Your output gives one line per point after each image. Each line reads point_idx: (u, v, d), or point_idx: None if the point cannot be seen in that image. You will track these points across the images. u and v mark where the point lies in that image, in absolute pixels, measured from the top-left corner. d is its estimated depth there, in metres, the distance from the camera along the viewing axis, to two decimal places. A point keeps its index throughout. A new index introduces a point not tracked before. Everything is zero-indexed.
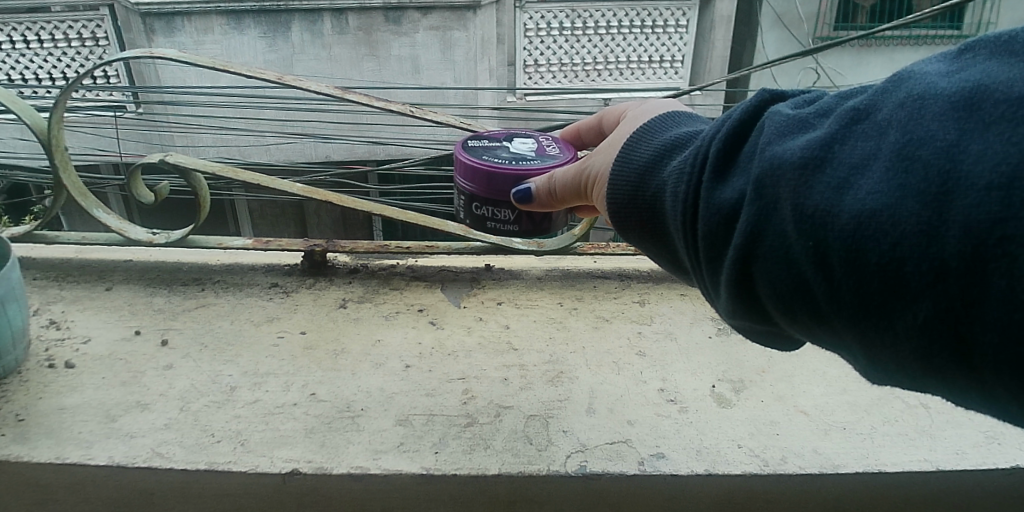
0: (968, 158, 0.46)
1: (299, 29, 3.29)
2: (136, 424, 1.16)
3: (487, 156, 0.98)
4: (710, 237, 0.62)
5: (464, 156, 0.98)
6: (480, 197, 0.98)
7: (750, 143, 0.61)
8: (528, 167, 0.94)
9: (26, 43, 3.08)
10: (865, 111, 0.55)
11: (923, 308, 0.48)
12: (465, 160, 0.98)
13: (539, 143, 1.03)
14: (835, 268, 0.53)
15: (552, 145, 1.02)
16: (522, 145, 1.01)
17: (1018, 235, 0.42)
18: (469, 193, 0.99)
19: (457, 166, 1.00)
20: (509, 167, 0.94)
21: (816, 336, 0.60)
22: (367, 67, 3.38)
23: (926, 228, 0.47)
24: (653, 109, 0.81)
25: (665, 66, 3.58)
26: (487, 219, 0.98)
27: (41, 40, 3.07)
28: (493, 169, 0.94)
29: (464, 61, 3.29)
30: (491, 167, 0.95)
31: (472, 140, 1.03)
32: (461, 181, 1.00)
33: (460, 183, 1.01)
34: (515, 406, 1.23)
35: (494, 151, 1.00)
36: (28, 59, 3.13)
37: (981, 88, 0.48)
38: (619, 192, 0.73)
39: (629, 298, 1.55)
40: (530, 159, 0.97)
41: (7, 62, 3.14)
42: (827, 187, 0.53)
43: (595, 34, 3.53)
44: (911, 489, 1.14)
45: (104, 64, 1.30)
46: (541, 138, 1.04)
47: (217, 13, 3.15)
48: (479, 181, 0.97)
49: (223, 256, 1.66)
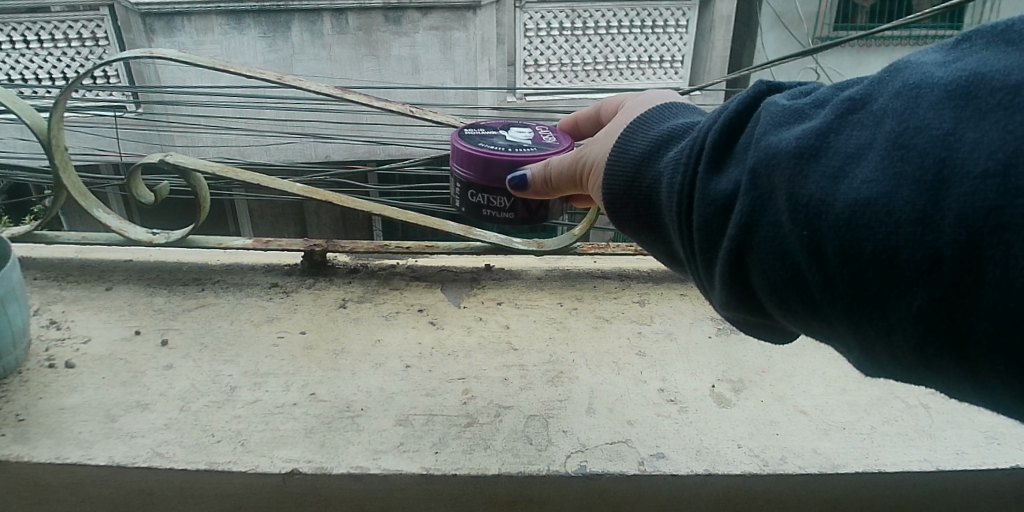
0: (964, 146, 0.46)
1: (300, 29, 3.39)
2: (137, 423, 1.16)
3: (483, 143, 0.98)
4: (705, 228, 0.62)
5: (460, 144, 0.99)
6: (476, 185, 0.98)
7: (747, 133, 0.61)
8: (524, 154, 0.95)
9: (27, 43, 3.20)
10: (860, 101, 0.55)
11: (916, 297, 0.48)
12: (462, 148, 0.98)
13: (535, 132, 1.03)
14: (829, 257, 0.53)
15: (549, 135, 1.03)
16: (518, 134, 1.01)
17: (1013, 222, 0.43)
18: (465, 181, 0.99)
19: (454, 155, 1.00)
20: (505, 153, 0.95)
21: (808, 328, 0.60)
22: (367, 67, 3.50)
23: (920, 215, 0.47)
24: (650, 100, 0.81)
25: (665, 67, 3.57)
26: (482, 207, 0.98)
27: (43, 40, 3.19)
28: (489, 156, 0.95)
29: (464, 61, 3.30)
30: (487, 154, 0.95)
31: (469, 129, 1.04)
32: (457, 169, 1.00)
33: (455, 170, 1.01)
34: (516, 406, 1.23)
35: (490, 140, 1.00)
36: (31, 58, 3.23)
37: (976, 78, 0.49)
38: (615, 183, 0.73)
39: (629, 297, 1.55)
40: (525, 147, 0.97)
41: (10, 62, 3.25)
42: (822, 175, 0.53)
43: (595, 34, 3.52)
44: (910, 489, 1.14)
45: (103, 64, 1.29)
46: (538, 128, 1.04)
47: (218, 14, 3.24)
48: (475, 168, 0.97)
49: (223, 255, 1.67)
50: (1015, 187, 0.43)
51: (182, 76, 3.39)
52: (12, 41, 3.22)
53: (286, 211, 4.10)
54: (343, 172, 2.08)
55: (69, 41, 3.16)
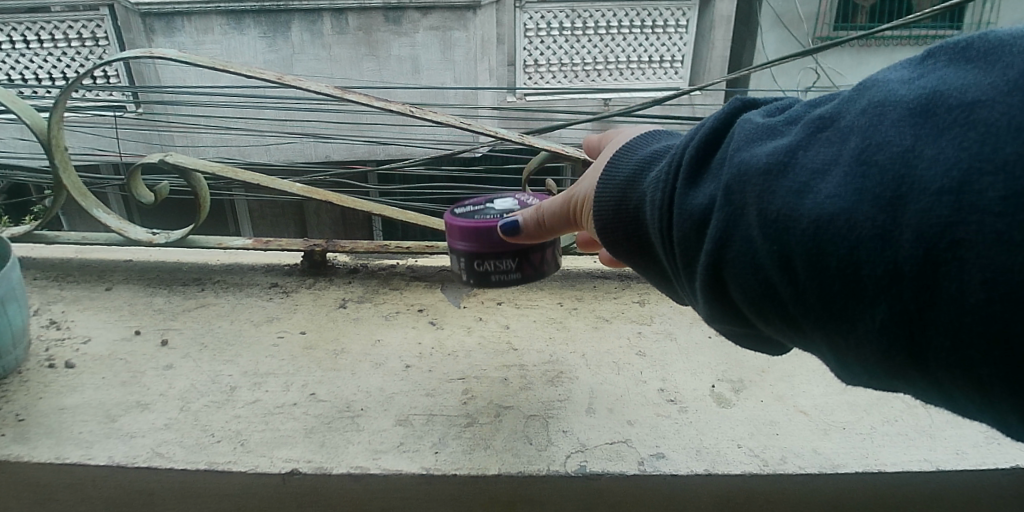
0: (922, 163, 0.47)
1: (299, 29, 3.42)
2: (137, 423, 1.16)
3: (480, 215, 0.98)
4: (682, 242, 0.62)
5: (458, 219, 0.98)
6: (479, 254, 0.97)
7: (721, 149, 0.61)
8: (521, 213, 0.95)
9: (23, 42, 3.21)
10: (829, 118, 0.55)
11: (880, 311, 0.49)
12: (461, 223, 0.97)
13: (522, 198, 1.04)
14: (799, 272, 0.53)
15: (535, 198, 1.04)
16: (510, 201, 1.02)
17: (967, 240, 0.44)
18: (467, 253, 0.98)
19: (451, 230, 0.99)
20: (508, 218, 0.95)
21: (785, 340, 0.60)
22: (367, 67, 3.53)
23: (881, 231, 0.47)
24: (630, 132, 0.81)
25: (665, 66, 3.58)
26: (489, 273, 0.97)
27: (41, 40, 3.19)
28: (491, 224, 0.95)
29: (464, 61, 3.37)
30: (491, 222, 0.95)
31: (458, 205, 1.03)
32: (456, 244, 0.99)
33: (454, 247, 1.00)
34: (515, 406, 1.23)
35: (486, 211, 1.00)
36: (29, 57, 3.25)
37: (936, 95, 0.49)
38: (597, 203, 0.73)
39: (629, 297, 1.55)
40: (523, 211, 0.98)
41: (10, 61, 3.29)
42: (790, 191, 0.53)
43: (595, 34, 3.63)
44: (910, 489, 1.14)
45: (103, 64, 1.29)
46: (523, 195, 1.06)
47: (217, 13, 3.26)
48: (477, 238, 0.96)
49: (223, 256, 1.67)
50: (969, 205, 0.44)
51: (182, 76, 3.39)
52: (11, 40, 3.24)
53: (286, 211, 4.14)
54: (343, 172, 2.08)
55: (68, 40, 3.16)
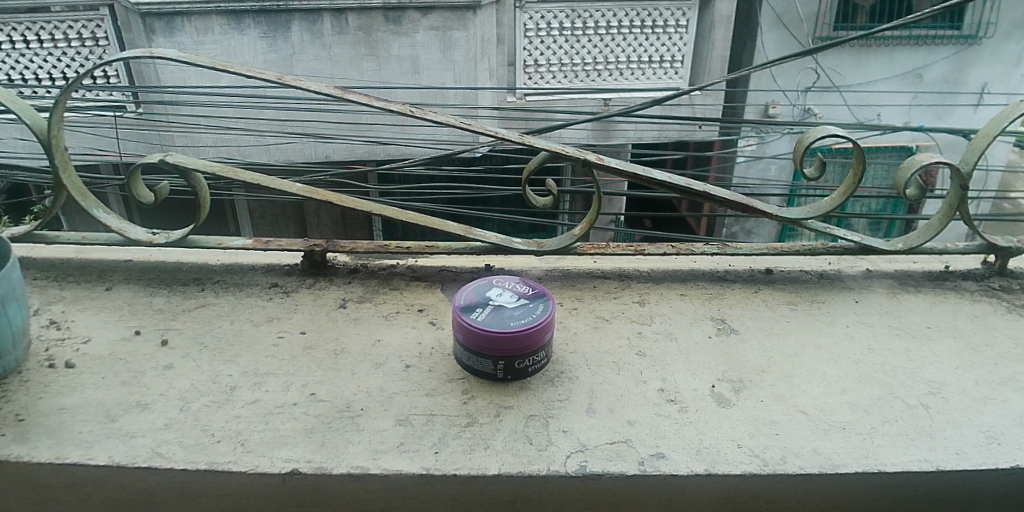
0: None
1: (300, 29, 3.63)
2: (137, 423, 1.16)
3: (508, 322, 1.22)
4: None
5: (492, 333, 1.20)
6: (513, 357, 1.23)
7: None
8: (536, 313, 1.25)
9: (44, 40, 3.59)
10: None
11: None
12: (495, 336, 1.20)
13: (514, 291, 1.30)
14: None
15: (523, 289, 1.31)
16: (510, 300, 1.28)
17: None
18: (502, 357, 1.22)
19: (485, 344, 1.21)
20: (532, 325, 1.22)
21: None
22: (367, 67, 3.75)
23: None
24: None
25: (651, 73, 4.22)
26: (525, 365, 1.25)
27: (69, 41, 3.64)
28: (523, 334, 1.21)
29: (464, 60, 3.79)
30: (523, 333, 1.21)
31: (476, 315, 1.23)
32: (489, 351, 1.22)
33: (487, 358, 1.23)
34: (516, 406, 1.23)
35: (503, 312, 1.24)
36: (58, 58, 3.67)
37: None
38: None
39: (629, 297, 1.55)
40: (530, 308, 1.26)
41: (37, 58, 3.63)
42: None
43: (593, 35, 4.05)
44: (910, 488, 1.14)
45: (103, 64, 1.29)
46: (513, 289, 1.31)
47: (217, 14, 3.54)
48: (512, 347, 1.21)
49: (224, 255, 1.67)
50: None
51: (181, 76, 3.40)
52: (40, 39, 3.60)
53: (286, 212, 4.18)
54: (343, 172, 2.07)
55: (69, 41, 3.64)
